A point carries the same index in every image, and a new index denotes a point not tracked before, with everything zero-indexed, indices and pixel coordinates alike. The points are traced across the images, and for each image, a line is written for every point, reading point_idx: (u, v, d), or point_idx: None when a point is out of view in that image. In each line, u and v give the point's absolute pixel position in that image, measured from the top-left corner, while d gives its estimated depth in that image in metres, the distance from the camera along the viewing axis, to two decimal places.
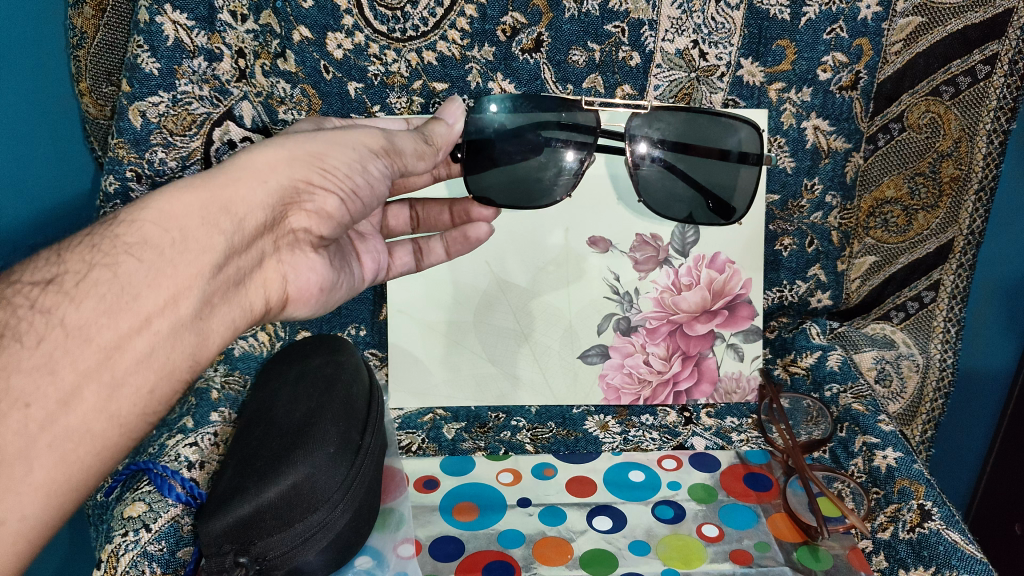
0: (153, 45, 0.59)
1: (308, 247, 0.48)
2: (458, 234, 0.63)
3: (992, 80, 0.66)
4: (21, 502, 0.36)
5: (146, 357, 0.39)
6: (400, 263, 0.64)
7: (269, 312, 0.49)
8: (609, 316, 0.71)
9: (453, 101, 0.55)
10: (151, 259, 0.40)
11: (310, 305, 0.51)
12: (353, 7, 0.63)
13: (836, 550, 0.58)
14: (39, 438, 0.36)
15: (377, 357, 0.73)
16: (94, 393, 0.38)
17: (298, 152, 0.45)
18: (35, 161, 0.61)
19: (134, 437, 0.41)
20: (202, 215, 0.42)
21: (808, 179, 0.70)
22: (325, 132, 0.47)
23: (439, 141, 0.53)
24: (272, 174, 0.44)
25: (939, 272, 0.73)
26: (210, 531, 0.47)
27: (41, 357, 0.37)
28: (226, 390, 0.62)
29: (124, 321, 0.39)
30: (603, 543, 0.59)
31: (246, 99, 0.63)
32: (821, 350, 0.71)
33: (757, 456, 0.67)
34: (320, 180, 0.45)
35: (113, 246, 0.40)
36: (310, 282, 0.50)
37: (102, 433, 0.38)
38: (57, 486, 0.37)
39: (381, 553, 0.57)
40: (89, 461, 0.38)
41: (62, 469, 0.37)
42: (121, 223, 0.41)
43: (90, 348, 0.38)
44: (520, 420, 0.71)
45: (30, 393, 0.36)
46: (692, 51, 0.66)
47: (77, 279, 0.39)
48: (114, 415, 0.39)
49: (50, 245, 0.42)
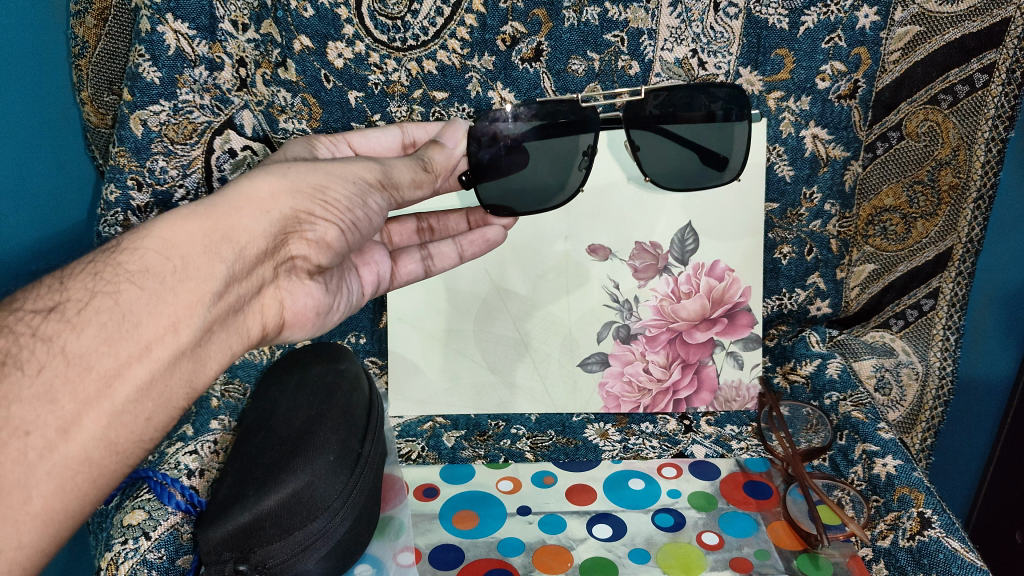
0: (154, 54, 0.59)
1: (304, 273, 0.49)
2: (476, 236, 0.63)
3: (990, 89, 0.66)
4: (18, 531, 0.35)
5: (146, 384, 0.39)
6: (407, 271, 0.63)
7: (267, 336, 0.49)
8: (609, 324, 0.71)
9: (455, 124, 0.57)
10: (153, 287, 0.40)
11: (307, 328, 0.52)
12: (353, 16, 0.64)
13: (836, 557, 0.58)
14: (37, 467, 0.36)
15: (377, 364, 0.74)
16: (93, 421, 0.38)
17: (301, 183, 0.46)
18: (34, 176, 0.62)
19: (130, 463, 0.40)
20: (204, 242, 0.42)
21: (807, 188, 0.70)
22: (321, 163, 0.48)
23: (438, 167, 0.55)
24: (273, 204, 0.44)
25: (938, 280, 0.73)
26: (210, 539, 0.47)
27: (41, 386, 0.37)
28: (227, 399, 0.62)
29: (124, 349, 0.39)
30: (603, 551, 0.59)
31: (246, 108, 0.64)
32: (821, 358, 0.71)
33: (756, 464, 0.67)
34: (322, 212, 0.46)
35: (115, 273, 0.40)
36: (307, 306, 0.50)
37: (100, 461, 0.38)
38: (55, 514, 0.37)
39: (381, 561, 0.57)
40: (86, 488, 0.38)
41: (60, 497, 0.37)
42: (123, 250, 0.41)
43: (90, 376, 0.38)
44: (520, 428, 0.71)
45: (30, 421, 0.36)
46: (692, 60, 0.67)
47: (79, 307, 0.39)
48: (113, 442, 0.39)
49: (53, 271, 0.42)
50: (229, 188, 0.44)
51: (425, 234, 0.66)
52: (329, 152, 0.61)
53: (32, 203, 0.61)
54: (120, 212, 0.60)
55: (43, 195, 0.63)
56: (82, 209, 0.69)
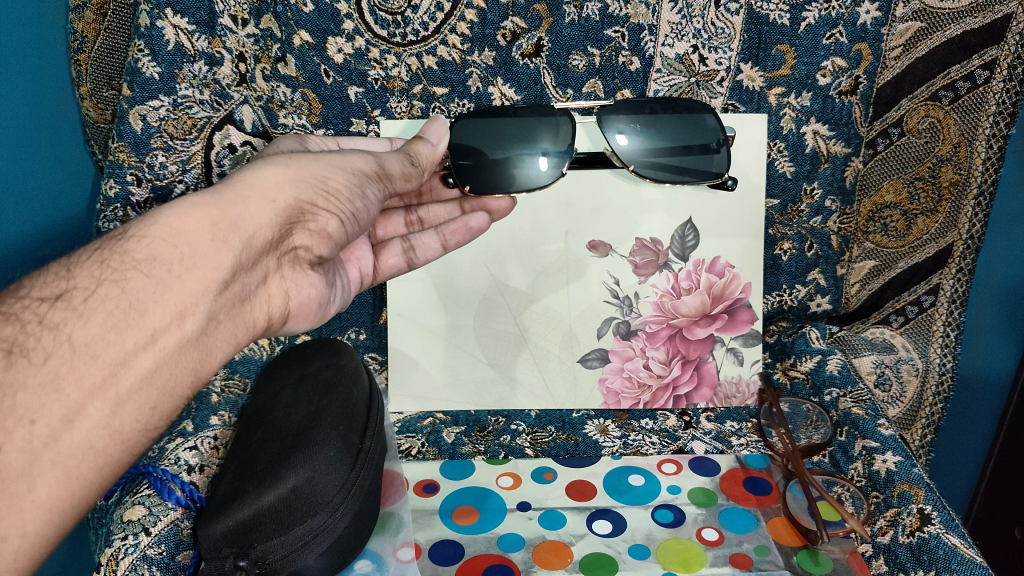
0: (153, 50, 0.59)
1: (306, 264, 0.49)
2: (458, 225, 0.63)
3: (992, 85, 0.66)
4: (23, 519, 0.35)
5: (150, 373, 0.39)
6: (389, 265, 0.63)
7: (271, 327, 0.49)
8: (609, 320, 0.71)
9: (437, 120, 0.58)
10: (159, 275, 0.40)
11: (309, 319, 0.52)
12: (353, 11, 0.63)
13: (836, 554, 0.58)
14: (42, 454, 0.36)
15: (377, 360, 0.74)
16: (98, 409, 0.38)
17: (304, 172, 0.46)
18: (33, 169, 0.61)
19: (134, 452, 0.40)
20: (211, 231, 0.41)
21: (808, 184, 0.70)
22: (323, 154, 0.48)
23: (423, 162, 0.55)
24: (278, 193, 0.44)
25: (939, 276, 0.73)
26: (210, 534, 0.47)
27: (47, 374, 0.36)
28: (226, 394, 0.62)
29: (130, 337, 0.39)
30: (603, 547, 0.59)
31: (246, 104, 0.64)
32: (821, 355, 0.71)
33: (757, 460, 0.67)
34: (324, 203, 0.46)
35: (121, 261, 0.40)
36: (310, 297, 0.50)
37: (104, 450, 0.38)
38: (60, 502, 0.37)
39: (381, 557, 0.57)
40: (91, 477, 0.38)
41: (64, 485, 0.37)
42: (128, 238, 0.41)
43: (96, 365, 0.38)
44: (520, 424, 0.71)
45: (35, 410, 0.36)
46: (692, 56, 0.66)
47: (85, 295, 0.39)
48: (117, 432, 0.39)
49: (58, 260, 0.42)
50: (236, 177, 0.44)
51: (413, 226, 0.66)
52: (320, 148, 0.61)
53: (31, 196, 0.61)
54: (119, 208, 0.60)
55: (42, 188, 0.63)
56: (80, 204, 0.69)
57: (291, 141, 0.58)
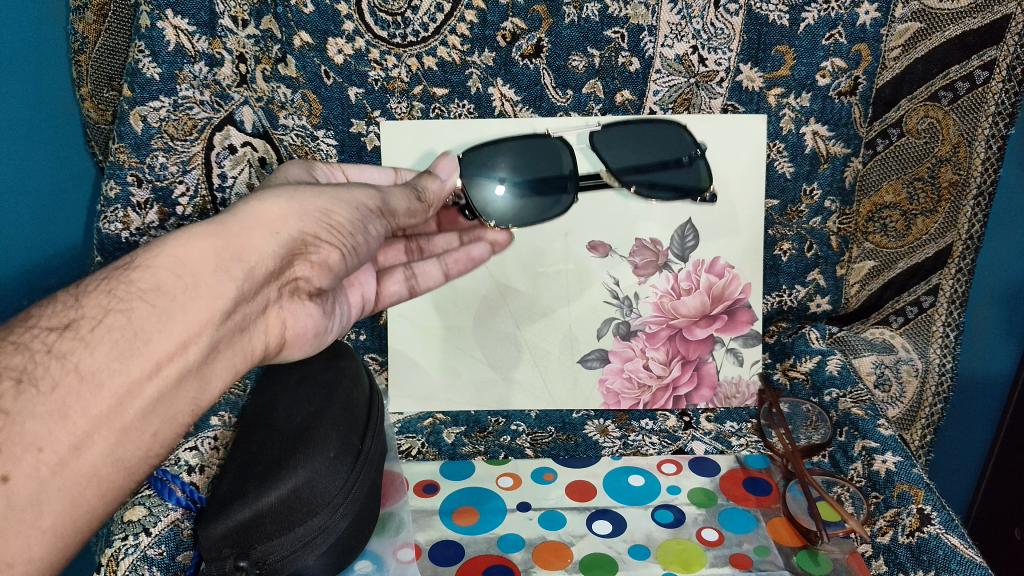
0: (154, 50, 0.59)
1: (305, 295, 0.49)
2: (460, 254, 0.62)
3: (991, 86, 0.66)
4: (29, 545, 0.34)
5: (154, 401, 0.39)
6: (391, 292, 0.62)
7: (268, 356, 0.49)
8: (609, 320, 0.71)
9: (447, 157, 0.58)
10: (163, 305, 0.39)
11: (304, 348, 0.52)
12: (353, 12, 0.63)
13: (836, 554, 0.58)
14: (49, 482, 0.35)
15: (377, 361, 0.74)
16: (103, 437, 0.37)
17: (314, 206, 0.45)
18: (34, 171, 0.62)
19: (136, 478, 0.40)
20: (215, 261, 0.41)
21: (807, 185, 0.70)
22: (325, 186, 0.47)
23: (431, 198, 0.54)
24: (284, 226, 0.44)
25: (938, 276, 0.73)
26: (210, 534, 0.47)
27: (52, 404, 0.35)
28: (227, 395, 0.62)
29: (134, 366, 0.38)
30: (603, 547, 0.59)
31: (246, 104, 0.64)
32: (821, 355, 0.72)
33: (756, 460, 0.68)
34: (327, 236, 0.45)
35: (126, 291, 0.39)
36: (307, 326, 0.51)
37: (108, 476, 0.38)
38: (68, 528, 0.36)
39: (381, 557, 0.58)
40: (95, 502, 0.37)
41: (70, 513, 0.36)
42: (142, 262, 0.40)
43: (102, 393, 0.37)
44: (520, 424, 0.71)
45: (42, 437, 0.35)
46: (692, 56, 0.66)
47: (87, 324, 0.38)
48: (121, 457, 0.38)
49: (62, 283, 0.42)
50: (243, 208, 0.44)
51: (413, 255, 0.66)
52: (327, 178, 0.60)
53: (30, 195, 0.61)
54: (120, 208, 0.61)
55: (43, 193, 0.63)
56: (81, 206, 0.69)
57: (298, 166, 0.58)
